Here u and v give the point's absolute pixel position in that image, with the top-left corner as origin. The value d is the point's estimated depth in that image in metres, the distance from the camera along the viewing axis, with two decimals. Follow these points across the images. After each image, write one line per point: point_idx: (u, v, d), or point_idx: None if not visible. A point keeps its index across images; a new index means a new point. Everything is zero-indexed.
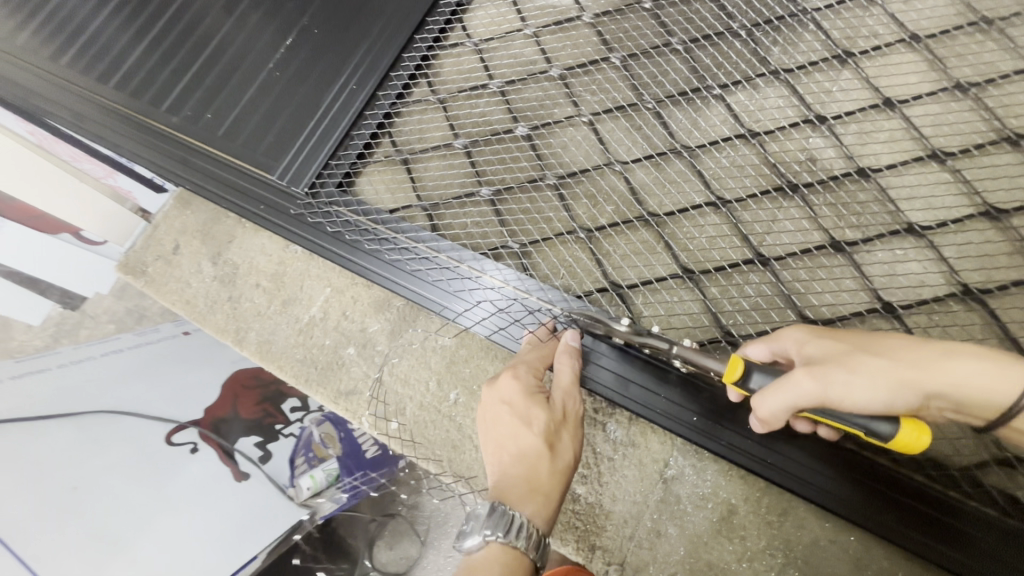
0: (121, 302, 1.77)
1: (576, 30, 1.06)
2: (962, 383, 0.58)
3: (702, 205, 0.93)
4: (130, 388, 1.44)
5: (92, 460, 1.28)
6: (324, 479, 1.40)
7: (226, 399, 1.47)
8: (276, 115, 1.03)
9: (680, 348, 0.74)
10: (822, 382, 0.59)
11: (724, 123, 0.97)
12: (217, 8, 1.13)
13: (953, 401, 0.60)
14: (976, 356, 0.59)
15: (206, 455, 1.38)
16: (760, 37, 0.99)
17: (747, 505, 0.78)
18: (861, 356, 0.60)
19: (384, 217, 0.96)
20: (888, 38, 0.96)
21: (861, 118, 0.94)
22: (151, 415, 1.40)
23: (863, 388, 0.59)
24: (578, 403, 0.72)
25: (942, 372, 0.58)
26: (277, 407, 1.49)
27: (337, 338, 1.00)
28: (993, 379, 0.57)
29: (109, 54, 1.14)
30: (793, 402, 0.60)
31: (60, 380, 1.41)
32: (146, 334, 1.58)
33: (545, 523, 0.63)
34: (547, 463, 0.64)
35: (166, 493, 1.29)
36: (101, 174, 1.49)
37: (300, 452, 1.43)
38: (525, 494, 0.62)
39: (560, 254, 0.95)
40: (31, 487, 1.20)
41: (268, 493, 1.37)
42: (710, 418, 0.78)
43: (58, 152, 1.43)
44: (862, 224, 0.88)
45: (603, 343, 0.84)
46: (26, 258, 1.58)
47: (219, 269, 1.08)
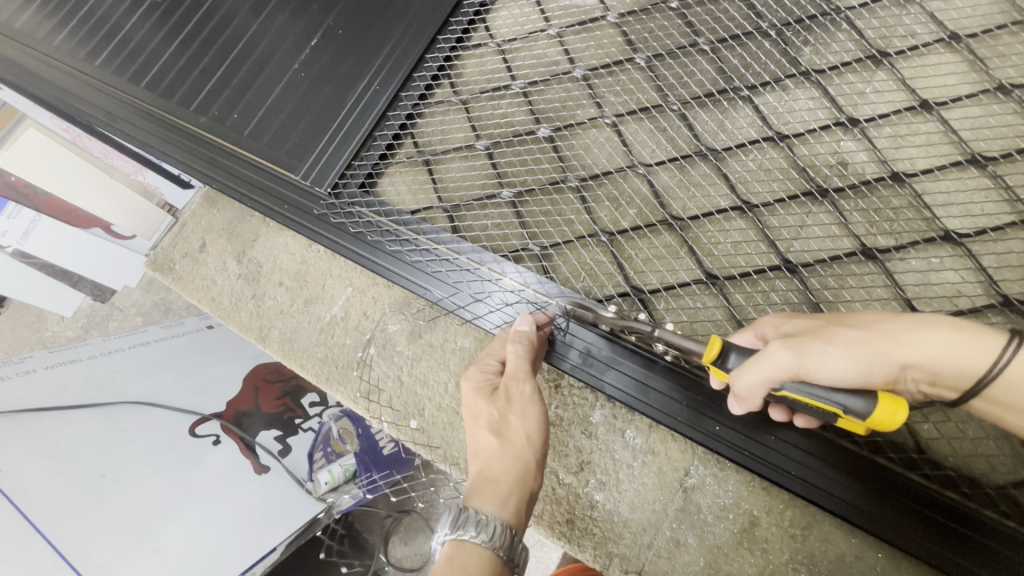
0: (149, 295, 1.85)
1: (600, 31, 1.05)
2: (934, 352, 0.56)
3: (728, 209, 0.91)
4: (157, 380, 1.48)
5: (121, 449, 1.30)
6: (342, 474, 1.42)
7: (249, 393, 1.54)
8: (301, 115, 1.05)
9: (661, 331, 0.76)
10: (796, 354, 0.59)
11: (751, 125, 0.94)
12: (244, 10, 1.15)
13: (929, 373, 0.58)
14: (948, 326, 0.57)
15: (228, 447, 1.43)
16: (791, 37, 0.96)
17: (770, 517, 0.77)
18: (835, 329, 0.60)
19: (406, 218, 0.97)
20: (926, 38, 0.93)
21: (896, 121, 0.91)
22: (175, 407, 1.44)
23: (836, 361, 0.58)
24: (528, 383, 0.70)
25: (915, 342, 0.57)
26: (297, 401, 1.56)
27: (358, 338, 1.00)
28: (967, 348, 0.55)
29: (141, 55, 1.17)
30: (771, 373, 0.60)
31: (90, 372, 1.45)
32: (172, 328, 1.67)
33: (509, 511, 0.60)
34: (495, 452, 0.64)
35: (190, 483, 1.30)
36: (131, 170, 1.54)
37: (318, 448, 1.47)
38: (478, 486, 0.61)
39: (581, 257, 0.94)
40: (61, 475, 1.19)
41: (287, 486, 1.41)
42: (734, 428, 0.77)
43: (91, 149, 1.48)
44: (895, 231, 0.85)
45: (597, 332, 0.84)
46: (62, 254, 1.61)
47: (243, 267, 1.09)
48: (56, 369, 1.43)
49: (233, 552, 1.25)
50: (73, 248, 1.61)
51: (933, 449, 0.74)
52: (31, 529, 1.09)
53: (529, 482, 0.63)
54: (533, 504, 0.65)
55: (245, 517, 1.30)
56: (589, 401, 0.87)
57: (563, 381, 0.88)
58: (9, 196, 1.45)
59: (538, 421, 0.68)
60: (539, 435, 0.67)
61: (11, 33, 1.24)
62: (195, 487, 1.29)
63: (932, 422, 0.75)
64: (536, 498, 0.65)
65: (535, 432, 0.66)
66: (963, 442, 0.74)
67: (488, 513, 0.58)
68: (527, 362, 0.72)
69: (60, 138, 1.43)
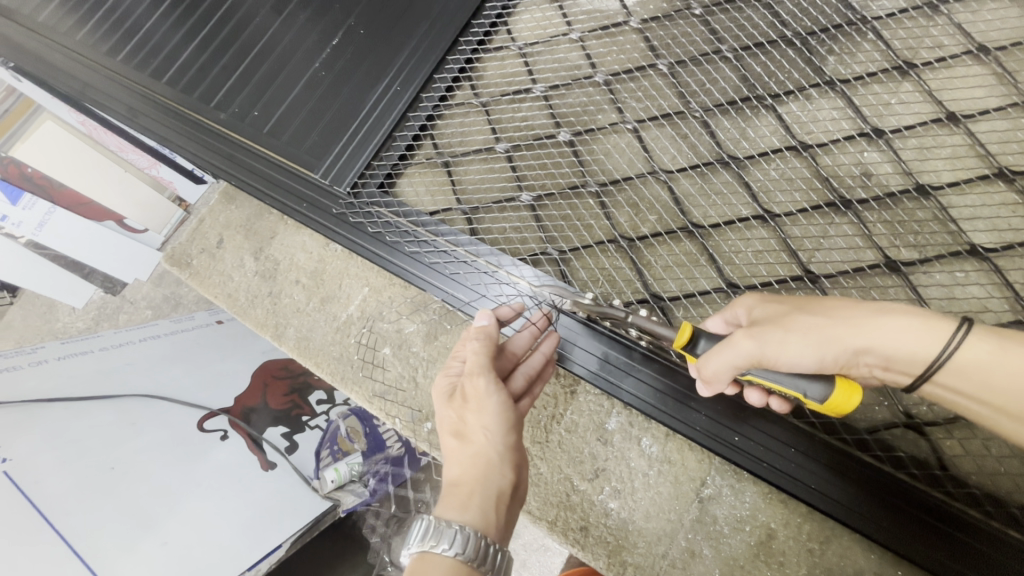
0: (160, 288, 1.86)
1: (623, 36, 1.04)
2: (887, 339, 0.57)
3: (749, 218, 0.90)
4: (168, 373, 1.49)
5: (131, 442, 1.30)
6: (347, 473, 1.48)
7: (257, 389, 1.56)
8: (322, 113, 1.05)
9: (634, 317, 0.75)
10: (758, 343, 0.61)
11: (774, 133, 0.94)
12: (265, 9, 1.15)
13: (882, 358, 0.59)
14: (905, 313, 0.58)
15: (235, 442, 1.44)
16: (816, 46, 0.96)
17: (787, 530, 0.76)
18: (798, 314, 0.61)
19: (424, 219, 0.97)
20: (953, 49, 0.92)
21: (922, 132, 0.90)
22: (185, 400, 1.45)
23: (795, 348, 0.60)
24: (482, 377, 0.67)
25: (869, 327, 0.58)
26: (304, 398, 1.59)
27: (374, 338, 1.00)
28: (918, 334, 0.56)
29: (162, 51, 1.18)
30: (735, 360, 0.62)
31: (100, 361, 1.48)
32: (182, 322, 1.71)
33: (473, 512, 0.58)
34: (459, 455, 0.63)
35: (197, 478, 1.29)
36: (145, 164, 1.59)
37: (325, 445, 1.51)
38: (444, 494, 0.61)
39: (600, 261, 0.94)
40: (70, 466, 1.19)
41: (294, 483, 1.42)
42: (755, 440, 0.76)
43: (106, 142, 1.51)
44: (919, 244, 0.85)
45: (579, 324, 0.86)
46: (78, 247, 1.61)
47: (261, 264, 1.09)
48: (65, 361, 1.45)
49: (241, 546, 1.25)
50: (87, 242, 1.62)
51: (956, 466, 0.73)
52: (41, 521, 1.08)
53: (493, 479, 0.61)
54: (508, 502, 0.62)
55: (254, 511, 1.32)
56: (605, 408, 0.86)
57: (579, 387, 0.88)
58: (24, 188, 1.46)
59: (500, 415, 0.65)
60: (503, 430, 0.64)
61: (36, 27, 1.25)
62: (202, 481, 1.30)
63: (956, 438, 0.74)
64: (511, 492, 0.62)
65: (492, 426, 0.63)
66: (988, 459, 0.73)
67: (451, 519, 0.57)
68: (484, 356, 0.70)
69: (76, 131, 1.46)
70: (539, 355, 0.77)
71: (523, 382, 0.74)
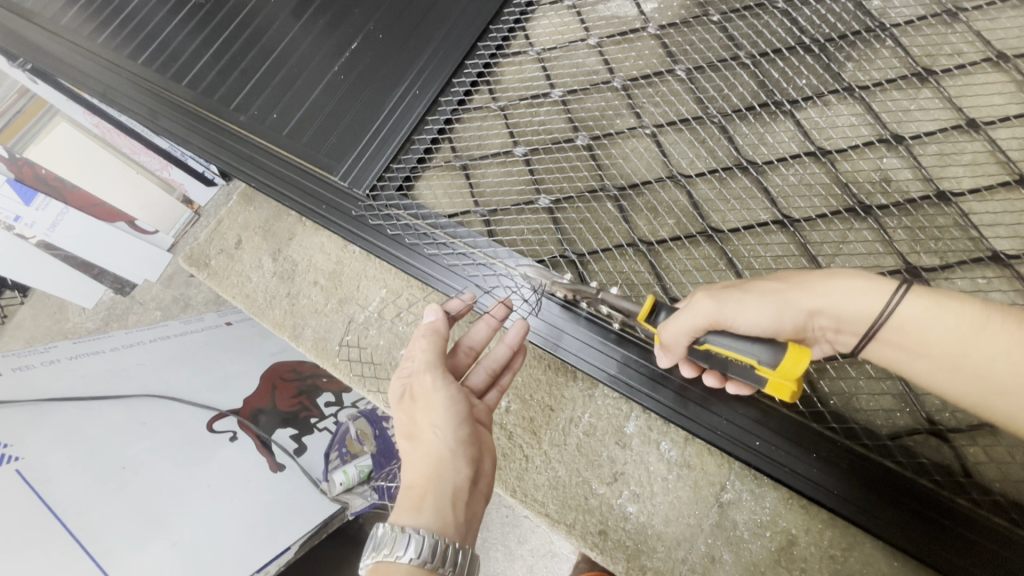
0: (169, 290, 1.86)
1: (641, 41, 1.07)
2: (838, 298, 0.63)
3: (769, 222, 0.90)
4: (179, 374, 1.50)
5: (142, 442, 1.30)
6: (356, 475, 1.48)
7: (266, 390, 1.58)
8: (340, 116, 1.06)
9: (603, 294, 0.79)
10: (717, 303, 0.67)
11: (793, 139, 0.94)
12: (284, 14, 1.17)
13: (834, 319, 0.64)
14: (855, 276, 0.63)
15: (244, 443, 1.45)
16: (834, 52, 0.98)
17: (808, 536, 0.75)
18: (757, 281, 0.68)
19: (442, 222, 0.97)
20: (973, 56, 0.93)
21: (942, 139, 0.90)
22: (197, 402, 1.46)
23: (752, 309, 0.66)
24: (429, 374, 0.66)
25: (820, 289, 0.63)
26: (312, 400, 1.61)
27: (392, 340, 0.98)
28: (864, 293, 0.61)
29: (182, 55, 1.20)
30: (694, 321, 0.68)
31: (112, 362, 1.48)
32: (191, 324, 1.72)
33: (426, 512, 0.58)
34: (413, 456, 0.63)
35: (205, 478, 1.30)
36: (156, 167, 1.62)
37: (335, 447, 1.52)
38: (400, 498, 0.61)
39: (618, 264, 0.93)
40: (82, 464, 1.19)
41: (302, 484, 1.44)
42: (775, 444, 0.76)
43: (119, 144, 1.53)
44: (940, 250, 0.84)
45: (582, 320, 0.86)
46: (89, 246, 1.62)
47: (279, 265, 1.07)
48: (78, 361, 1.46)
49: (249, 549, 1.25)
50: (98, 243, 1.62)
51: (981, 473, 0.73)
52: (51, 518, 1.08)
53: (447, 476, 0.60)
54: (467, 497, 0.61)
55: (263, 514, 1.32)
56: (623, 412, 0.85)
57: (598, 390, 0.87)
58: (38, 188, 1.47)
59: (451, 409, 0.64)
60: (454, 426, 0.63)
61: (58, 30, 1.27)
62: (210, 483, 1.29)
63: (979, 445, 0.74)
64: (470, 486, 0.62)
65: (442, 423, 0.63)
66: (1012, 467, 0.73)
67: (405, 523, 0.57)
68: (432, 352, 0.69)
69: (91, 134, 1.49)
70: (503, 347, 0.75)
71: (484, 376, 0.74)
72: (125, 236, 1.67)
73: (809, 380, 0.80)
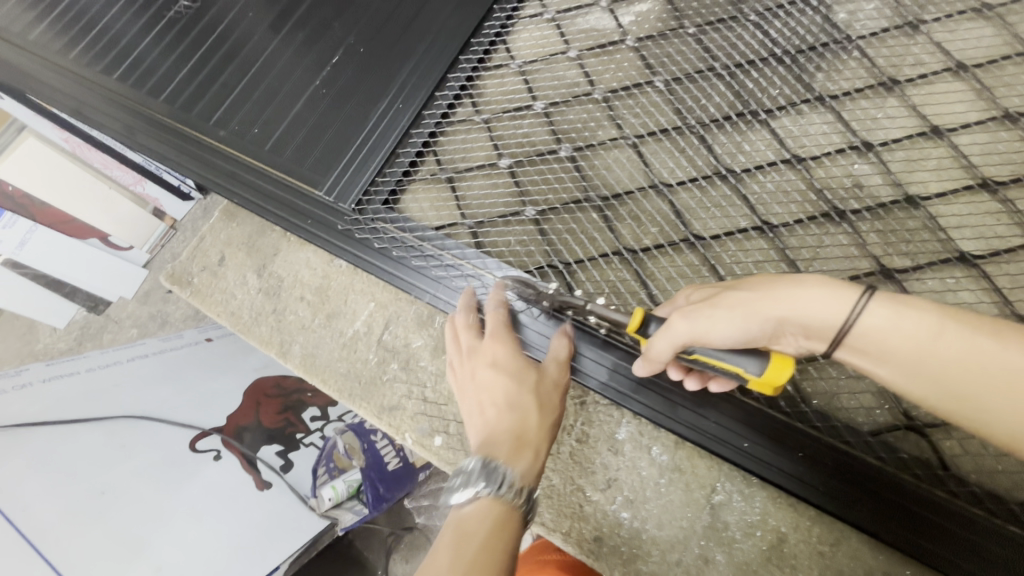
0: (145, 307, 1.81)
1: (620, 54, 1.09)
2: (804, 307, 0.67)
3: (749, 228, 0.92)
4: (157, 392, 1.44)
5: (119, 465, 1.29)
6: (345, 490, 1.44)
7: (249, 407, 1.51)
8: (323, 130, 1.06)
9: (592, 305, 0.81)
10: (690, 322, 0.71)
11: (769, 147, 0.98)
12: (263, 28, 1.17)
13: (802, 327, 0.68)
14: (819, 285, 0.67)
15: (229, 462, 1.39)
16: (804, 63, 1.02)
17: (797, 534, 0.77)
18: (727, 294, 0.71)
19: (429, 235, 0.98)
20: (934, 66, 0.98)
21: (908, 145, 0.94)
22: (176, 421, 1.41)
23: (723, 324, 0.70)
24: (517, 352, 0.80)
25: (787, 299, 0.67)
26: (298, 415, 1.56)
27: (382, 354, 0.97)
28: (826, 302, 0.65)
29: (158, 69, 1.18)
30: (674, 342, 0.72)
31: (86, 383, 1.40)
32: (168, 340, 1.56)
33: (514, 459, 0.67)
34: (500, 413, 0.72)
35: (180, 501, 1.27)
36: (129, 181, 1.59)
37: (322, 462, 1.48)
38: (502, 445, 0.68)
39: (604, 272, 0.94)
40: (61, 491, 1.21)
41: (290, 502, 1.39)
42: (763, 445, 0.78)
43: (90, 159, 1.50)
44: (911, 251, 0.87)
45: (569, 327, 0.88)
46: (65, 266, 1.60)
47: (264, 282, 1.06)
48: (50, 384, 1.37)
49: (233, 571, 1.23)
50: (72, 262, 1.60)
51: (957, 466, 0.76)
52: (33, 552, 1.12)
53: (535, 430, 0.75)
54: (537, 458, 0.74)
55: (246, 532, 1.30)
56: (614, 418, 0.86)
57: (589, 398, 0.88)
58: (5, 206, 1.42)
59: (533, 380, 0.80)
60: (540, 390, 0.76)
61: (26, 45, 1.24)
62: (189, 505, 1.28)
63: (955, 439, 0.77)
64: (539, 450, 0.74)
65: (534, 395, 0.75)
66: (986, 458, 0.76)
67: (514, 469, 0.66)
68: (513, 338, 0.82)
69: (60, 149, 1.45)
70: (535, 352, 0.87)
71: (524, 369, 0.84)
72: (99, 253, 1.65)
73: (793, 381, 0.82)
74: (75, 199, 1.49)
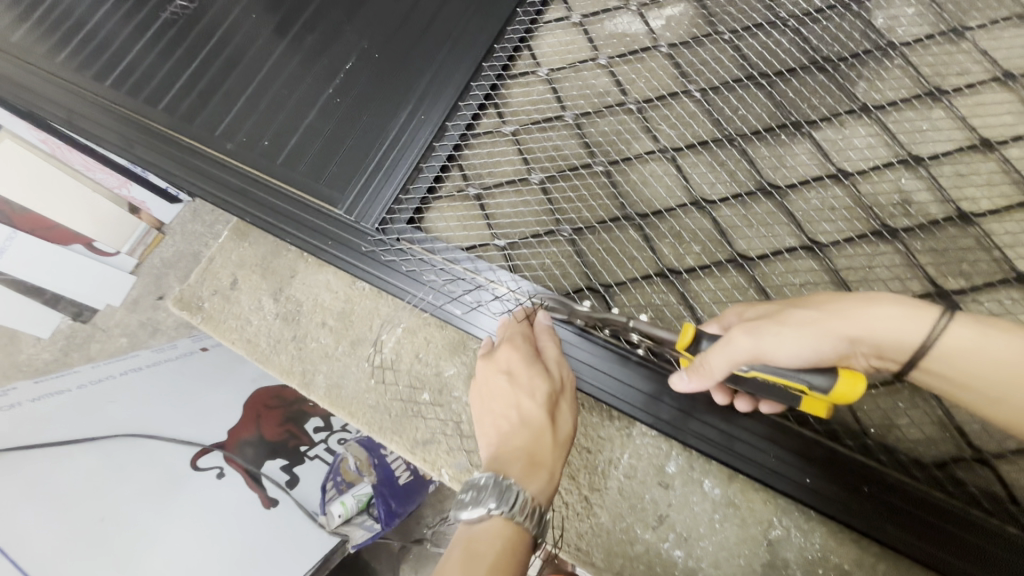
0: (135, 313, 1.62)
1: (651, 59, 1.04)
2: (879, 327, 0.64)
3: (797, 248, 0.89)
4: (154, 409, 1.34)
5: (120, 488, 1.22)
6: (355, 505, 1.34)
7: (249, 419, 1.40)
8: (339, 143, 0.99)
9: (635, 322, 0.78)
10: (754, 339, 0.66)
11: (813, 161, 0.94)
12: (269, 32, 1.10)
13: (876, 347, 0.65)
14: (893, 303, 0.64)
15: (233, 480, 1.31)
16: (846, 71, 0.98)
17: (860, 571, 0.75)
18: (791, 311, 0.67)
19: (459, 256, 0.92)
20: (980, 75, 0.95)
21: (958, 158, 0.91)
22: (174, 437, 1.32)
23: (790, 342, 0.66)
24: (535, 365, 0.77)
25: (860, 318, 0.64)
26: (300, 427, 1.43)
27: (412, 384, 0.92)
28: (905, 321, 0.63)
29: (156, 75, 1.10)
30: (733, 358, 0.67)
31: (79, 401, 1.33)
32: (164, 350, 1.48)
33: (523, 475, 0.65)
34: (512, 428, 0.71)
35: (190, 523, 1.21)
36: (114, 184, 1.47)
37: (329, 477, 1.36)
38: (508, 460, 0.67)
39: (647, 294, 0.90)
40: (61, 519, 1.15)
41: (300, 522, 1.29)
42: (826, 480, 0.74)
43: (71, 160, 1.37)
44: (966, 271, 0.85)
45: (617, 356, 0.83)
46: (44, 273, 1.46)
47: (281, 306, 1.00)
48: (43, 403, 1.32)
49: None
50: (51, 269, 1.46)
51: None
52: None
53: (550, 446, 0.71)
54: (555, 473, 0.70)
55: (264, 550, 1.23)
56: (664, 451, 0.82)
57: (636, 429, 0.84)
58: None
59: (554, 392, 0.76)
60: (552, 403, 0.74)
61: (9, 48, 1.15)
62: (201, 526, 1.21)
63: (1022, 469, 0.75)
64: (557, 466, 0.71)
65: (547, 409, 0.72)
66: None
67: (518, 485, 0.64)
68: (532, 349, 0.79)
69: (38, 150, 1.33)
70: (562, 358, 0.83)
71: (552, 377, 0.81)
72: (86, 260, 1.50)
73: (852, 411, 0.78)
74: (59, 205, 1.38)
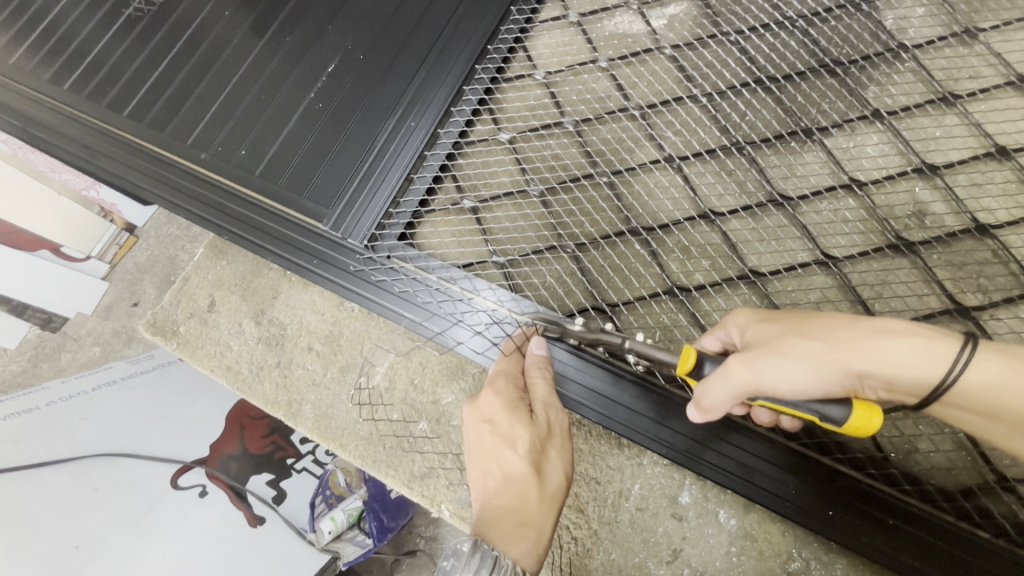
0: (108, 323, 1.52)
1: (654, 61, 0.99)
2: (889, 361, 0.57)
3: (810, 263, 0.85)
4: (128, 426, 1.23)
5: (94, 513, 1.14)
6: (345, 520, 1.22)
7: (233, 432, 1.28)
8: (322, 153, 0.92)
9: (631, 343, 0.72)
10: (753, 370, 0.60)
11: (825, 170, 0.89)
12: (242, 30, 1.01)
13: (886, 382, 0.59)
14: (905, 334, 0.58)
15: (217, 498, 1.21)
16: (856, 74, 0.93)
17: None
18: (792, 339, 0.61)
19: (455, 275, 0.85)
20: (994, 79, 0.91)
21: (972, 167, 0.88)
22: (151, 456, 1.22)
23: (790, 373, 0.59)
24: (518, 413, 0.70)
25: (867, 351, 0.58)
26: (287, 438, 1.30)
27: (407, 413, 0.87)
28: (917, 357, 0.56)
29: (120, 77, 1.01)
30: (732, 391, 0.61)
31: (45, 420, 1.21)
32: (139, 360, 1.29)
33: (508, 543, 0.64)
34: (494, 485, 0.67)
35: (174, 549, 1.14)
36: (82, 186, 1.33)
37: (318, 492, 1.23)
38: (492, 525, 0.65)
39: (655, 314, 0.85)
40: (30, 549, 1.08)
41: (288, 540, 1.19)
42: (845, 512, 0.71)
43: (33, 162, 1.24)
44: (983, 286, 0.82)
45: (631, 383, 0.78)
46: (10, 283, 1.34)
47: (264, 330, 0.93)
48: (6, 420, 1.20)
49: None
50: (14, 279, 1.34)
51: None
52: None
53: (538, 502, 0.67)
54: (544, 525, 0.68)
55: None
56: (676, 481, 0.78)
57: (646, 458, 0.80)
58: None
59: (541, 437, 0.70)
60: (537, 453, 0.68)
61: None
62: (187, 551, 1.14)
63: None
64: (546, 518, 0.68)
65: (531, 465, 0.67)
66: None
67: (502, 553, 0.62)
68: (517, 392, 0.72)
69: None
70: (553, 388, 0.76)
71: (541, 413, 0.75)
72: (54, 267, 1.37)
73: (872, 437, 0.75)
74: (20, 209, 1.24)
